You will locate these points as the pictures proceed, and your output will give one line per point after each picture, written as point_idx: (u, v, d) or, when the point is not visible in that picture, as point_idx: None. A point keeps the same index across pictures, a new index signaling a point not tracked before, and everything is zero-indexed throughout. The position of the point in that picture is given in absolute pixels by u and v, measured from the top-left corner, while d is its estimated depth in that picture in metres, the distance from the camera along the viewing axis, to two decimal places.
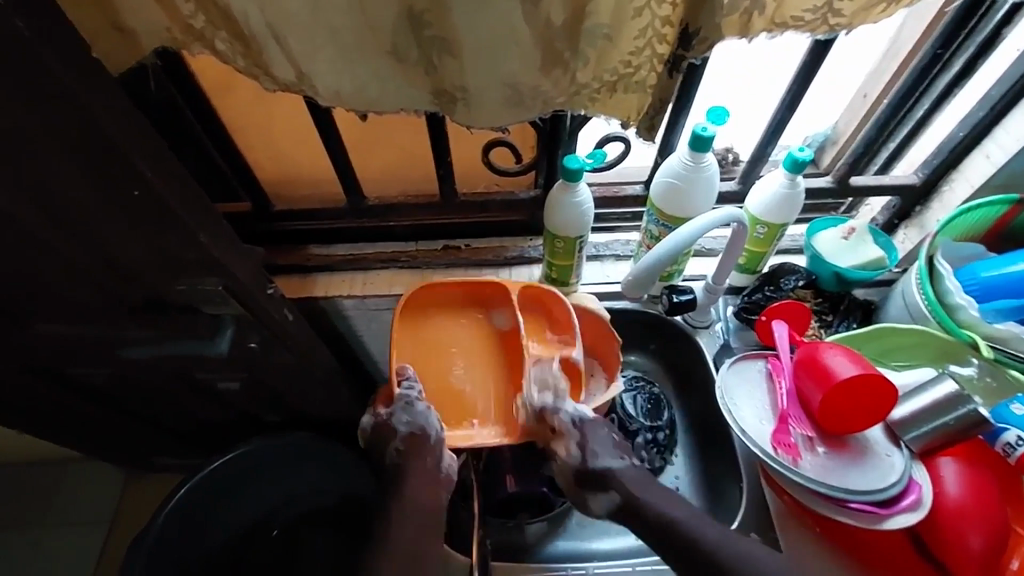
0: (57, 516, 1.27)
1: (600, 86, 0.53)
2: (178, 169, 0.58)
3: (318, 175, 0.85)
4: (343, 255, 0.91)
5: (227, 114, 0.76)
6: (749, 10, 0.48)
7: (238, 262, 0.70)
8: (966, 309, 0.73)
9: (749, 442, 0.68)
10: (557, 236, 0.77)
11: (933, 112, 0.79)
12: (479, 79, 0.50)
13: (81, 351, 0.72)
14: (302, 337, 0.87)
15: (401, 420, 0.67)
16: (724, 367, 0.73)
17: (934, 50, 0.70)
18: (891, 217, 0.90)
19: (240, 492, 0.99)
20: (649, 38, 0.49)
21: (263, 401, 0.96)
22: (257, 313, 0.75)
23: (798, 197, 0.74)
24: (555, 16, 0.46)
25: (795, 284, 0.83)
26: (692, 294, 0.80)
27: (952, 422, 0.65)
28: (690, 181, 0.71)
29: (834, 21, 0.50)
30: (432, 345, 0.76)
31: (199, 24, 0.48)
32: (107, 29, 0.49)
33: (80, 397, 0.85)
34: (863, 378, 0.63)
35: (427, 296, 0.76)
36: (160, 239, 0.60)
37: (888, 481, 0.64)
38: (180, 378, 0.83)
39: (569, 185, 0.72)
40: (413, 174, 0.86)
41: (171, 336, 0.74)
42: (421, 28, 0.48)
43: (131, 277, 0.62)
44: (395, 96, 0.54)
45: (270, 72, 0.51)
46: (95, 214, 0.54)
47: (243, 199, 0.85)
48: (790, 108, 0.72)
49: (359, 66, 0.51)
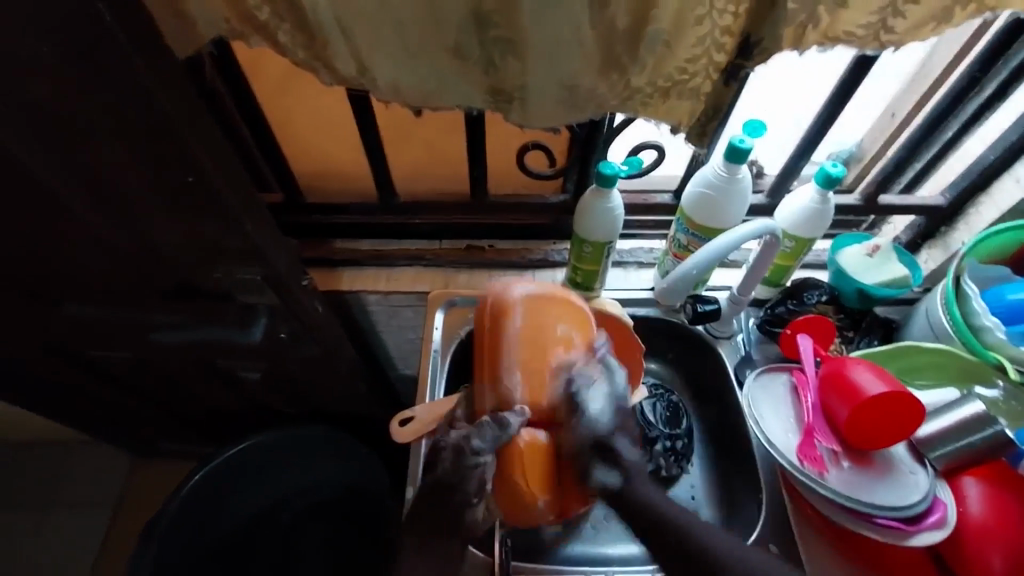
0: (65, 498, 1.27)
1: (653, 91, 0.53)
2: (229, 157, 0.58)
3: (351, 170, 0.86)
4: (368, 250, 0.92)
5: (267, 104, 0.76)
6: (804, 23, 0.49)
7: (277, 252, 0.70)
8: (994, 332, 0.73)
9: (776, 454, 0.68)
10: (586, 241, 0.78)
11: (963, 134, 0.79)
12: (536, 80, 0.51)
13: (110, 332, 0.72)
14: (328, 332, 0.86)
15: (454, 442, 0.58)
16: (751, 378, 0.74)
17: (972, 72, 0.71)
18: (915, 237, 0.91)
19: (253, 479, 1.00)
20: (707, 46, 0.50)
21: (283, 392, 0.96)
22: (289, 303, 0.76)
23: (827, 213, 0.75)
24: (618, 20, 0.48)
25: (817, 300, 0.83)
26: (717, 304, 0.81)
27: (977, 442, 0.65)
28: (724, 192, 0.72)
29: (886, 38, 0.50)
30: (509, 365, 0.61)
31: (263, 15, 0.49)
32: (172, 16, 0.49)
33: (101, 378, 0.85)
34: (893, 395, 0.63)
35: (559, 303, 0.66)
36: (205, 223, 0.60)
37: (913, 499, 0.64)
38: (205, 365, 0.84)
39: (603, 191, 0.73)
40: (444, 174, 0.86)
41: (201, 322, 0.74)
42: (486, 28, 0.49)
43: (170, 260, 0.63)
44: (451, 94, 0.54)
45: (332, 66, 0.51)
46: (145, 195, 0.55)
47: (276, 190, 0.86)
48: (824, 126, 0.73)
49: (419, 63, 0.51)
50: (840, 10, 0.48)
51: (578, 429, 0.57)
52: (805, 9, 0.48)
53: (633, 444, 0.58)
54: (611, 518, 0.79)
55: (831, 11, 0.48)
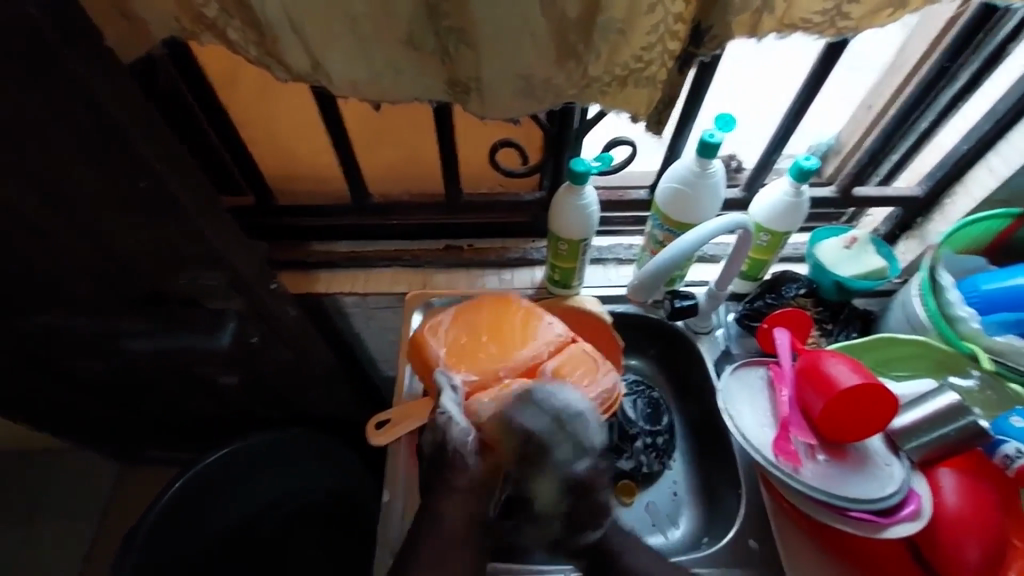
0: (51, 509, 1.26)
1: (611, 79, 0.53)
2: (184, 158, 0.57)
3: (323, 172, 0.85)
4: (344, 252, 0.91)
5: (233, 107, 0.75)
6: (759, 10, 0.49)
7: (242, 256, 0.69)
8: (968, 322, 0.73)
9: (751, 449, 0.68)
10: (561, 239, 0.77)
11: (936, 126, 0.80)
12: (491, 72, 0.50)
13: (79, 341, 0.71)
14: (305, 335, 0.86)
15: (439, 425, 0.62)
16: (727, 372, 0.74)
17: (943, 61, 0.71)
18: (893, 228, 0.91)
19: (234, 486, 0.99)
20: (661, 34, 0.49)
21: (261, 397, 0.95)
22: (258, 308, 0.75)
23: (802, 206, 0.75)
24: (569, 10, 0.47)
25: (796, 292, 0.83)
26: (694, 300, 0.81)
27: (951, 433, 0.65)
28: (695, 187, 0.71)
29: (842, 24, 0.50)
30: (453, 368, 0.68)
31: (211, 12, 0.48)
32: (117, 14, 0.48)
33: (74, 388, 0.84)
34: (866, 387, 0.63)
35: (490, 304, 0.73)
36: (166, 227, 0.59)
37: (888, 491, 0.64)
38: (179, 371, 0.83)
39: (575, 188, 0.72)
40: (418, 174, 0.86)
41: (172, 329, 0.73)
42: (438, 18, 0.49)
43: (135, 266, 0.62)
44: (411, 85, 0.54)
45: (285, 62, 0.51)
46: (99, 199, 0.54)
47: (248, 194, 0.85)
48: (795, 118, 0.73)
49: (375, 55, 0.51)
50: None
51: (555, 468, 0.58)
52: None
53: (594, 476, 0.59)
54: None
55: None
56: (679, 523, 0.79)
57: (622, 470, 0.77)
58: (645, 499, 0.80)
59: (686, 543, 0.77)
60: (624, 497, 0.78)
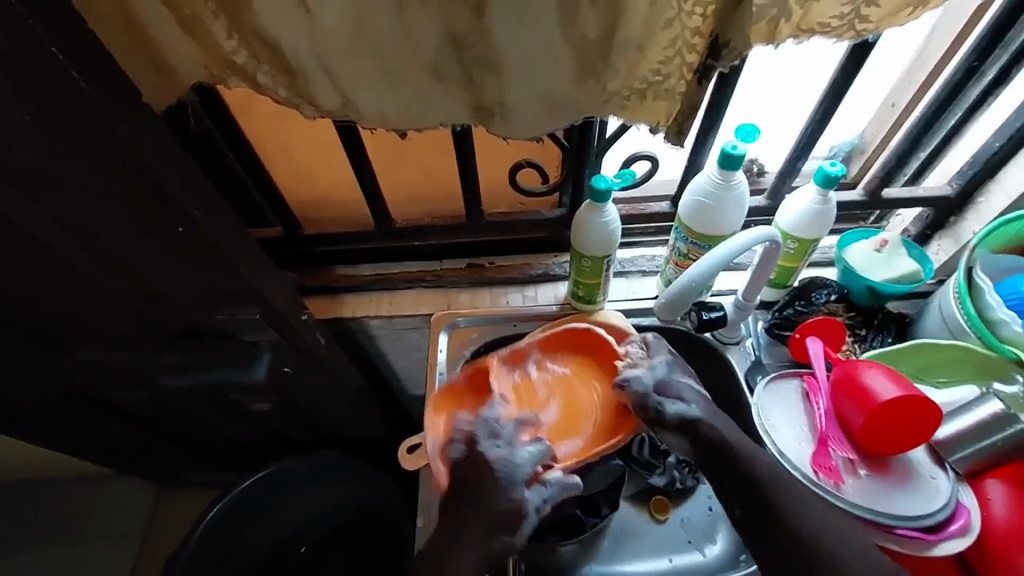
0: (93, 534, 1.28)
1: (630, 94, 0.53)
2: (213, 196, 0.59)
3: (345, 198, 0.86)
4: (369, 275, 0.92)
5: (256, 138, 0.77)
6: (775, 18, 0.48)
7: (273, 288, 0.72)
8: (1010, 325, 0.70)
9: (789, 466, 0.67)
10: (584, 256, 0.77)
11: (966, 121, 0.77)
12: (515, 95, 0.51)
13: (120, 379, 0.71)
14: (333, 361, 0.88)
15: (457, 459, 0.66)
16: (761, 386, 0.73)
17: (970, 62, 0.70)
18: (924, 228, 0.89)
19: (270, 511, 1.00)
20: (679, 48, 0.49)
21: (294, 421, 0.97)
22: (291, 338, 0.78)
23: (829, 214, 0.74)
24: (589, 31, 0.47)
25: (827, 299, 0.82)
26: (722, 311, 0.80)
27: (1000, 443, 0.66)
28: (719, 199, 0.70)
29: (861, 27, 0.49)
30: (543, 394, 0.75)
31: (241, 59, 0.49)
32: (153, 69, 0.50)
33: (114, 420, 0.86)
34: (907, 399, 0.62)
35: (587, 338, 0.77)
36: (201, 264, 0.61)
37: (935, 506, 0.63)
38: (214, 401, 0.84)
39: (597, 206, 0.72)
40: (438, 196, 0.87)
41: (210, 363, 0.75)
42: (463, 50, 0.49)
43: (175, 306, 0.64)
44: (436, 113, 0.54)
45: (314, 100, 0.52)
46: (139, 245, 0.55)
47: (274, 223, 0.87)
48: (820, 124, 0.73)
49: (400, 89, 0.51)
50: (811, 2, 0.47)
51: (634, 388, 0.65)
52: (775, 4, 0.47)
53: (682, 403, 0.63)
54: (628, 533, 0.78)
55: (802, 3, 0.47)
56: (716, 539, 0.78)
57: (654, 486, 0.79)
58: (679, 514, 0.80)
59: (724, 559, 0.76)
60: (657, 514, 0.79)
